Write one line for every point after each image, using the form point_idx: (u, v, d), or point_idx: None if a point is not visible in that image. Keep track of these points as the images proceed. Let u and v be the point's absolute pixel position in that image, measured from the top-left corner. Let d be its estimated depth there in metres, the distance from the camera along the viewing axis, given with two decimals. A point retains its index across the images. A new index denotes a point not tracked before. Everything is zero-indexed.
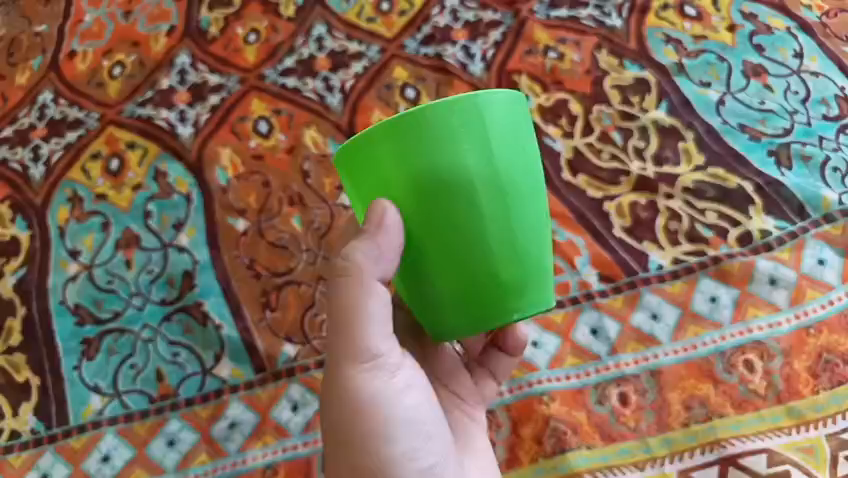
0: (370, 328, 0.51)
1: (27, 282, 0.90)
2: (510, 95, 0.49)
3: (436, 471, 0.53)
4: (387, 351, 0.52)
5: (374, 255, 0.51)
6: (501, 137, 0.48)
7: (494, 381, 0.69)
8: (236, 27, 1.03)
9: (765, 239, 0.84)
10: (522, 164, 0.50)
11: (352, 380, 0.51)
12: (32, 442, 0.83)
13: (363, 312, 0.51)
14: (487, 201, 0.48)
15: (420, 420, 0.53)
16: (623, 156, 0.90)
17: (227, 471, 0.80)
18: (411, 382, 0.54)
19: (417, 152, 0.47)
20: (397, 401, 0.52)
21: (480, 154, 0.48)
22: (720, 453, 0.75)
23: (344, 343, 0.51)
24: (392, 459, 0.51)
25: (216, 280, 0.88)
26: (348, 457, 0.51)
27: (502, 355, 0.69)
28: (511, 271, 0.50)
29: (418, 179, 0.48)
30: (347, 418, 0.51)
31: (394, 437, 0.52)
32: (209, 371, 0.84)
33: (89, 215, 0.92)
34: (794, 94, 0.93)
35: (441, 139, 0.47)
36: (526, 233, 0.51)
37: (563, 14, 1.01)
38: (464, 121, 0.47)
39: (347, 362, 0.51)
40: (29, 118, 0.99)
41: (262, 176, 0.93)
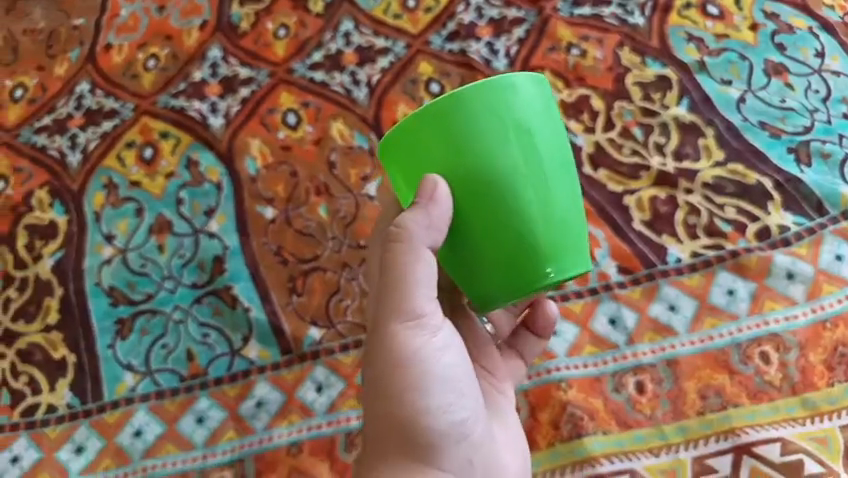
0: (416, 289, 0.55)
1: (64, 264, 0.95)
2: (533, 77, 0.54)
3: (468, 427, 0.57)
4: (430, 312, 0.56)
5: (424, 225, 0.53)
6: (533, 118, 0.53)
7: (521, 361, 0.73)
8: (266, 22, 1.06)
9: (783, 234, 0.86)
10: (553, 142, 0.54)
11: (395, 336, 0.55)
12: (68, 416, 0.87)
13: (411, 274, 0.54)
14: (523, 177, 0.53)
15: (456, 378, 0.57)
16: (644, 152, 0.93)
17: (254, 448, 0.83)
18: (450, 343, 0.57)
19: (455, 134, 0.52)
20: (437, 359, 0.56)
21: (514, 134, 0.52)
22: (734, 441, 0.77)
23: (391, 302, 0.55)
24: (430, 411, 0.55)
25: (245, 265, 0.92)
26: (388, 405, 0.55)
27: (531, 335, 0.73)
28: (547, 240, 0.54)
29: (457, 160, 0.52)
30: (389, 370, 0.55)
31: (432, 391, 0.55)
32: (238, 352, 0.88)
33: (123, 201, 0.97)
34: (814, 93, 0.95)
35: (478, 121, 0.52)
36: (560, 206, 0.54)
37: (586, 12, 1.03)
38: (494, 101, 0.52)
39: (392, 318, 0.55)
40: (66, 107, 1.03)
41: (290, 166, 0.96)
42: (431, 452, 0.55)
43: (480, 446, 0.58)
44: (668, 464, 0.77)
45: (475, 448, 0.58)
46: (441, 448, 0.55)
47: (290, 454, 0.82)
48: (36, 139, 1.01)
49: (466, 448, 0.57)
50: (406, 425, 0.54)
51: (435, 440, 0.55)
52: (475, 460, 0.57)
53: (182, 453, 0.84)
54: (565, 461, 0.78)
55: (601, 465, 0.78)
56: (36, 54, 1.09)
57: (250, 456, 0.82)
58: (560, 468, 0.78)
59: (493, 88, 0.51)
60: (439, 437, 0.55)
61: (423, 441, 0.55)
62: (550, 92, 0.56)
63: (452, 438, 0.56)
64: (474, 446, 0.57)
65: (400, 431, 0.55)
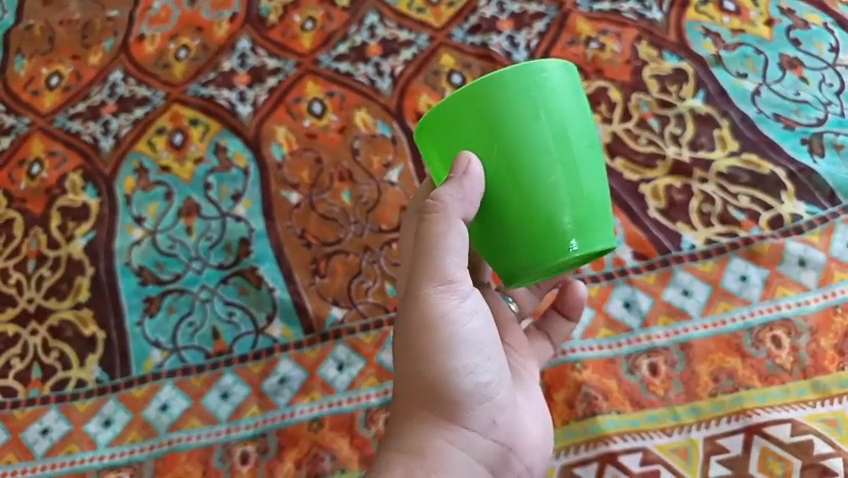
0: (447, 254, 0.59)
1: (95, 245, 0.98)
2: (565, 65, 0.57)
3: (492, 389, 0.61)
4: (460, 278, 0.60)
5: (458, 198, 0.56)
6: (563, 103, 0.56)
7: (549, 341, 0.76)
8: (294, 15, 1.11)
9: (796, 223, 0.88)
10: (581, 127, 0.57)
11: (427, 298, 0.59)
12: (97, 390, 0.90)
13: (444, 242, 0.58)
14: (551, 158, 0.55)
15: (482, 341, 0.61)
16: (660, 142, 0.96)
17: (276, 423, 0.85)
18: (478, 309, 0.61)
19: (489, 116, 0.55)
20: (464, 323, 0.60)
21: (544, 117, 0.55)
22: (745, 422, 0.79)
23: (424, 266, 0.59)
24: (456, 371, 0.59)
25: (269, 247, 0.95)
26: (417, 364, 0.59)
27: (560, 317, 0.76)
28: (573, 218, 0.57)
29: (489, 141, 0.56)
30: (419, 331, 0.59)
31: (459, 352, 0.59)
32: (262, 331, 0.90)
33: (154, 185, 1.01)
34: (829, 86, 0.98)
35: (510, 104, 0.55)
36: (586, 186, 0.57)
37: (605, 7, 1.07)
38: (527, 85, 0.55)
39: (425, 282, 0.59)
40: (100, 95, 1.09)
41: (315, 153, 1.00)
42: (455, 410, 0.60)
43: (504, 408, 0.62)
44: (680, 443, 0.79)
45: (498, 409, 0.61)
46: (465, 407, 0.60)
47: (311, 430, 0.84)
48: (70, 125, 1.07)
49: (490, 409, 0.61)
50: (432, 384, 0.59)
51: (460, 399, 0.59)
52: (498, 420, 0.61)
53: (205, 427, 0.86)
54: (578, 440, 0.81)
55: (614, 443, 0.80)
56: (71, 44, 1.15)
57: (272, 430, 0.85)
58: (574, 446, 0.81)
59: (525, 74, 0.54)
60: (464, 395, 0.59)
61: (448, 399, 0.59)
62: (578, 79, 0.58)
63: (476, 398, 0.60)
64: (498, 408, 0.61)
65: (427, 389, 0.59)
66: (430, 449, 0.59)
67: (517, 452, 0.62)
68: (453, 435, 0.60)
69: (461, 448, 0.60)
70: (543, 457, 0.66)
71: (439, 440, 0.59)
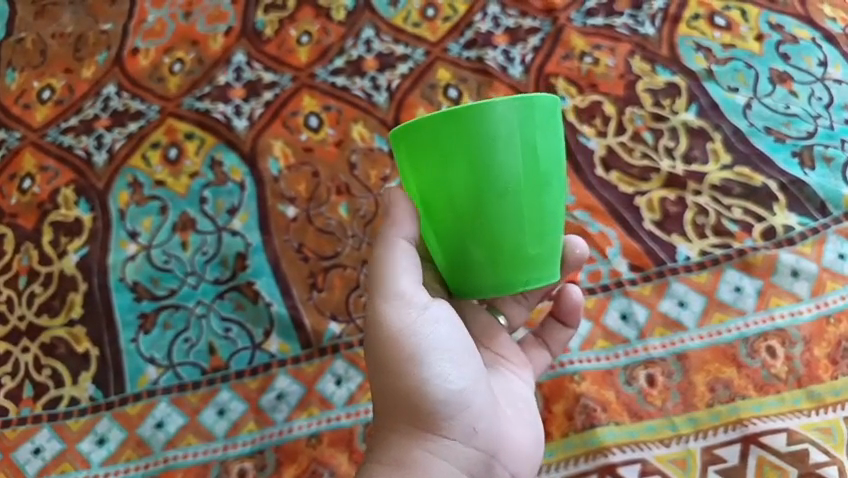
0: (397, 268, 0.60)
1: (88, 260, 0.97)
2: (554, 102, 0.56)
3: (466, 396, 0.60)
4: (414, 288, 0.60)
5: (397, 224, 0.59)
6: (547, 137, 0.56)
7: (547, 350, 0.76)
8: (290, 29, 1.12)
9: (788, 234, 0.90)
10: (557, 161, 0.59)
11: (383, 314, 0.60)
12: (90, 408, 0.89)
13: (391, 261, 0.60)
14: (528, 191, 0.57)
15: (448, 349, 0.60)
16: (654, 155, 0.97)
17: (274, 439, 0.84)
18: (441, 317, 0.60)
19: (476, 146, 0.54)
20: (426, 333, 0.59)
21: (529, 151, 0.56)
22: (742, 432, 0.80)
23: (377, 283, 0.60)
24: (425, 381, 0.59)
25: (266, 261, 0.94)
26: (383, 379, 0.60)
27: (557, 323, 0.77)
28: (535, 249, 0.60)
29: (474, 168, 0.55)
30: (381, 346, 0.60)
31: (426, 362, 0.59)
32: (259, 346, 0.90)
33: (148, 200, 1.00)
34: (818, 100, 1.00)
35: (500, 136, 0.54)
36: (552, 218, 0.60)
37: (598, 22, 1.09)
38: (518, 121, 0.55)
39: (379, 299, 0.60)
40: (93, 109, 1.08)
41: (312, 166, 1.00)
42: (431, 420, 0.59)
43: (482, 416, 0.60)
44: (678, 454, 0.80)
45: (476, 416, 0.60)
46: (439, 417, 0.59)
47: (310, 445, 0.83)
48: (63, 139, 1.06)
49: (467, 417, 0.60)
50: (402, 396, 0.59)
51: (431, 409, 0.59)
52: (478, 428, 0.60)
53: (202, 444, 0.85)
54: (577, 452, 0.81)
55: (613, 455, 0.80)
56: (64, 57, 1.14)
57: (270, 447, 0.84)
58: (574, 458, 0.81)
59: (521, 107, 0.54)
60: (436, 406, 0.59)
61: (420, 410, 0.59)
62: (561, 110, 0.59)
63: (450, 407, 0.59)
64: (476, 415, 0.60)
65: (397, 401, 0.60)
66: (410, 460, 0.59)
67: (500, 459, 0.61)
68: (432, 445, 0.60)
69: (441, 457, 0.59)
70: (532, 461, 0.64)
71: (418, 451, 0.60)
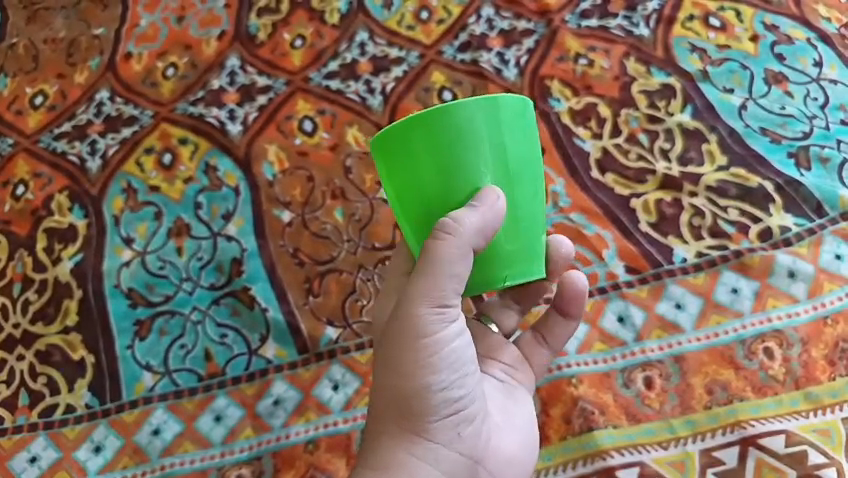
0: (449, 279, 0.56)
1: (83, 266, 0.96)
2: (520, 101, 0.56)
3: (463, 404, 0.59)
4: (454, 301, 0.58)
5: (476, 228, 0.55)
6: (517, 135, 0.56)
7: (548, 344, 0.72)
8: (284, 33, 1.11)
9: (784, 235, 0.90)
10: (531, 159, 0.58)
11: (419, 317, 0.57)
12: (86, 416, 0.88)
13: (442, 266, 0.56)
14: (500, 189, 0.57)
15: (463, 360, 0.59)
16: (650, 157, 0.97)
17: (271, 446, 0.84)
18: (460, 329, 0.59)
19: (442, 147, 0.54)
20: (450, 343, 0.58)
21: (497, 149, 0.56)
22: (740, 434, 0.79)
23: (421, 284, 0.56)
24: (431, 387, 0.57)
25: (262, 266, 0.94)
26: (395, 379, 0.58)
27: (558, 318, 0.72)
28: (510, 247, 0.59)
29: (445, 168, 0.55)
30: (405, 347, 0.57)
31: (437, 370, 0.58)
32: (256, 352, 0.89)
33: (142, 205, 1.00)
34: (813, 100, 1.00)
35: (470, 136, 0.54)
36: (530, 215, 0.59)
37: (593, 24, 1.09)
38: (483, 120, 0.54)
39: (416, 300, 0.57)
40: (87, 114, 1.08)
41: (307, 171, 0.99)
42: (424, 425, 0.59)
43: (473, 422, 0.60)
44: (676, 456, 0.79)
45: (467, 423, 0.60)
46: (433, 422, 0.58)
47: (307, 451, 0.82)
48: (56, 145, 1.06)
49: (458, 423, 0.59)
50: (405, 400, 0.58)
51: (429, 415, 0.58)
52: (465, 433, 0.60)
53: (199, 451, 0.85)
54: (576, 455, 0.80)
55: (611, 458, 0.80)
56: (56, 62, 1.14)
57: (267, 453, 0.83)
58: (572, 461, 0.80)
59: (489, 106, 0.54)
60: (435, 412, 0.58)
61: (418, 415, 0.58)
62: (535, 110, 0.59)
63: (446, 413, 0.59)
64: (467, 421, 0.60)
65: (398, 404, 0.58)
66: (395, 463, 0.58)
67: (484, 466, 0.61)
68: (420, 449, 0.59)
69: (427, 462, 0.59)
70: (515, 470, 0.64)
71: (404, 454, 0.59)
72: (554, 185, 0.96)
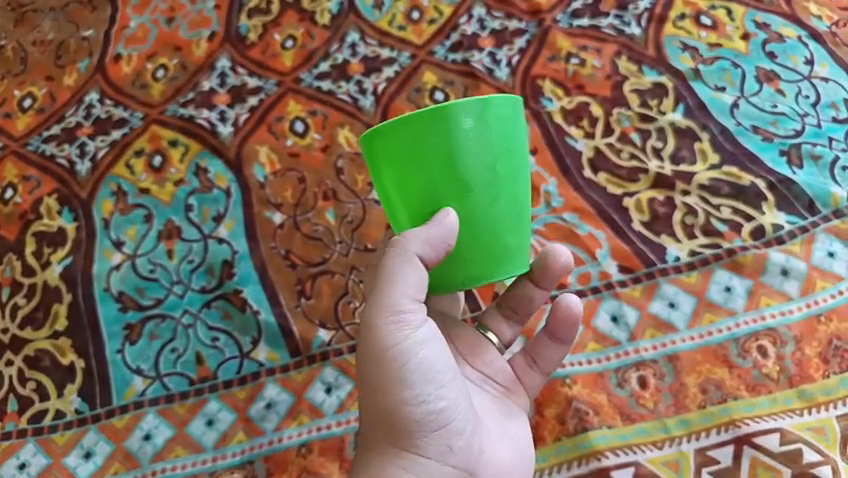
0: (401, 287, 0.56)
1: (72, 270, 0.95)
2: (478, 107, 0.54)
3: (446, 415, 0.58)
4: (412, 309, 0.57)
5: (420, 239, 0.55)
6: (477, 139, 0.54)
7: (534, 368, 0.71)
8: (274, 33, 1.11)
9: (777, 233, 0.90)
10: (496, 162, 0.56)
11: (378, 329, 0.57)
12: (76, 421, 0.87)
13: (396, 277, 0.56)
14: (455, 194, 0.55)
15: (435, 369, 0.58)
16: (642, 156, 0.97)
17: (264, 450, 0.82)
18: (432, 338, 0.58)
19: (395, 156, 0.55)
20: (417, 353, 0.57)
21: (449, 157, 0.54)
22: (735, 433, 0.79)
23: (376, 297, 0.57)
24: (407, 400, 0.57)
25: (253, 269, 0.93)
26: (369, 394, 0.58)
27: (550, 343, 0.70)
28: (472, 249, 0.58)
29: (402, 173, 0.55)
30: (371, 361, 0.57)
31: (412, 382, 0.57)
32: (247, 355, 0.88)
33: (133, 208, 0.99)
34: (805, 98, 1.00)
35: (423, 144, 0.54)
36: (493, 219, 0.57)
37: (584, 23, 1.09)
38: (432, 128, 0.53)
39: (378, 313, 0.57)
40: (76, 117, 1.07)
41: (299, 172, 0.99)
42: (409, 438, 0.58)
43: (462, 434, 0.59)
44: (671, 456, 0.79)
45: (455, 435, 0.59)
46: (417, 435, 0.58)
47: (300, 455, 0.81)
48: (45, 148, 1.05)
49: (445, 436, 0.58)
50: (384, 414, 0.58)
51: (411, 428, 0.58)
52: (456, 446, 0.59)
53: (191, 456, 0.83)
54: (571, 456, 0.80)
55: (605, 458, 0.79)
56: (45, 65, 1.14)
57: (259, 457, 0.82)
58: (567, 462, 0.79)
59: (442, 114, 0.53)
60: (416, 425, 0.57)
61: (401, 429, 0.58)
62: (510, 109, 0.56)
63: (428, 426, 0.58)
64: (455, 433, 0.59)
65: (380, 419, 0.58)
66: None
67: None
68: (408, 462, 0.58)
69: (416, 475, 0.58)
70: None
71: (393, 468, 0.58)
72: (546, 185, 0.96)
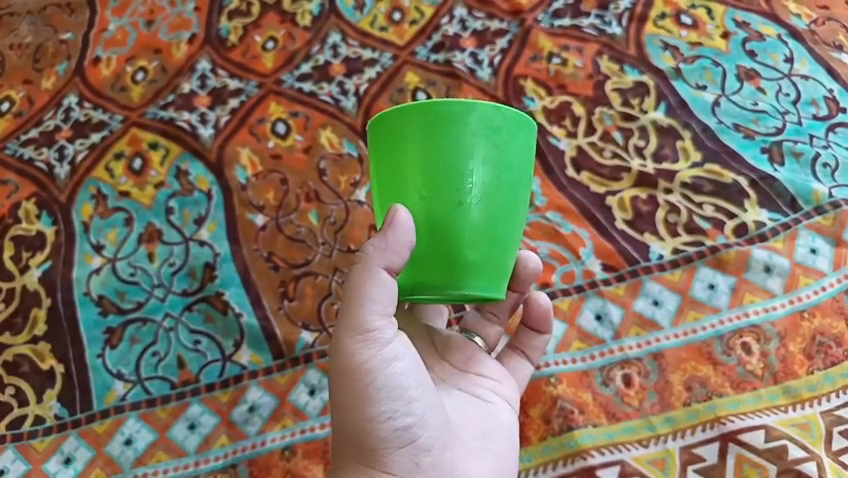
0: (368, 304, 0.54)
1: (51, 275, 0.94)
2: (464, 108, 0.52)
3: (413, 432, 0.56)
4: (381, 326, 0.55)
5: (381, 248, 0.53)
6: (452, 139, 0.52)
7: (526, 360, 0.71)
8: (255, 35, 1.12)
9: (760, 230, 0.90)
10: (467, 167, 0.52)
11: (344, 346, 0.55)
12: (56, 427, 0.85)
13: (363, 293, 0.54)
14: (421, 190, 0.53)
15: (404, 385, 0.56)
16: (624, 155, 0.97)
17: (247, 453, 0.81)
18: (402, 353, 0.56)
19: (380, 145, 0.55)
20: (383, 369, 0.55)
21: (421, 150, 0.52)
22: (720, 430, 0.78)
23: (345, 313, 0.55)
24: (372, 417, 0.55)
25: (236, 271, 0.92)
26: (336, 411, 0.56)
27: (530, 330, 0.71)
28: (431, 252, 0.54)
29: (381, 166, 0.55)
30: (336, 377, 0.56)
31: (375, 400, 0.55)
32: (230, 358, 0.87)
33: (113, 212, 0.98)
34: (785, 96, 1.00)
35: (398, 136, 0.53)
36: (455, 225, 0.53)
37: (565, 23, 1.10)
38: (411, 120, 0.52)
39: (344, 331, 0.55)
40: (54, 120, 1.07)
41: (280, 174, 0.98)
42: (374, 456, 0.56)
43: (431, 450, 0.57)
44: (656, 454, 0.78)
45: (423, 451, 0.57)
46: (383, 452, 0.56)
47: (283, 458, 0.80)
48: (23, 152, 1.04)
49: (413, 451, 0.56)
50: (348, 431, 0.56)
51: (378, 446, 0.56)
52: (423, 462, 0.57)
53: (173, 461, 0.81)
54: (556, 455, 0.78)
55: (592, 457, 0.78)
56: (23, 68, 1.14)
57: (243, 461, 0.80)
58: (552, 462, 0.78)
59: (424, 110, 0.52)
60: (381, 443, 0.56)
61: (367, 447, 0.56)
62: (500, 120, 0.53)
63: (395, 443, 0.56)
64: (423, 449, 0.57)
65: (346, 436, 0.56)
66: None
67: None
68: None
69: None
70: None
71: None
72: None
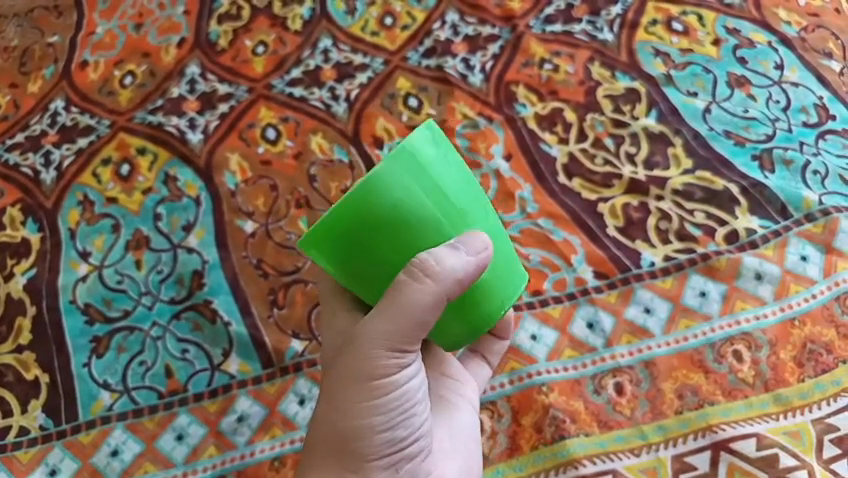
0: (417, 325, 0.52)
1: (37, 282, 0.92)
2: (434, 136, 0.52)
3: (406, 444, 0.56)
4: (415, 346, 0.54)
5: (456, 281, 0.51)
6: (449, 164, 0.52)
7: (485, 364, 0.72)
8: (245, 39, 1.11)
9: (751, 237, 0.90)
10: (469, 180, 0.54)
11: (375, 355, 0.53)
12: (41, 438, 0.83)
13: (419, 315, 0.51)
14: (455, 224, 0.52)
15: (414, 399, 0.55)
16: (615, 162, 0.97)
17: (235, 464, 0.80)
18: (418, 369, 0.56)
19: (387, 216, 0.50)
20: (402, 383, 0.54)
21: (437, 191, 0.51)
22: (712, 438, 0.78)
23: (387, 326, 0.52)
24: (375, 425, 0.54)
25: (224, 278, 0.91)
26: (337, 412, 0.54)
27: (491, 335, 0.72)
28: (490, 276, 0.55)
29: (400, 235, 0.51)
30: (354, 382, 0.53)
31: (385, 410, 0.54)
32: (218, 367, 0.86)
33: (100, 218, 0.96)
34: (776, 103, 1.01)
35: (404, 191, 0.50)
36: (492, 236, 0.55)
37: (557, 29, 1.09)
38: (408, 171, 0.50)
39: (378, 341, 0.52)
40: (41, 124, 1.05)
41: (270, 179, 0.97)
42: (359, 461, 0.54)
43: (413, 459, 0.57)
44: (648, 463, 0.77)
45: (406, 461, 0.56)
46: (370, 459, 0.54)
47: (273, 469, 0.79)
48: (9, 157, 1.02)
49: (398, 460, 0.56)
50: (343, 433, 0.54)
51: (367, 453, 0.54)
52: (402, 470, 0.56)
53: (160, 472, 0.80)
54: (548, 465, 0.78)
55: (583, 466, 0.77)
56: (9, 72, 1.12)
57: (231, 472, 0.79)
58: (544, 471, 0.78)
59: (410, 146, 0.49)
60: (372, 450, 0.54)
61: (357, 451, 0.54)
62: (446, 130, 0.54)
63: (385, 451, 0.55)
64: (407, 458, 0.56)
65: (335, 437, 0.54)
66: None
67: None
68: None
69: None
70: None
71: None
72: (521, 191, 0.95)
